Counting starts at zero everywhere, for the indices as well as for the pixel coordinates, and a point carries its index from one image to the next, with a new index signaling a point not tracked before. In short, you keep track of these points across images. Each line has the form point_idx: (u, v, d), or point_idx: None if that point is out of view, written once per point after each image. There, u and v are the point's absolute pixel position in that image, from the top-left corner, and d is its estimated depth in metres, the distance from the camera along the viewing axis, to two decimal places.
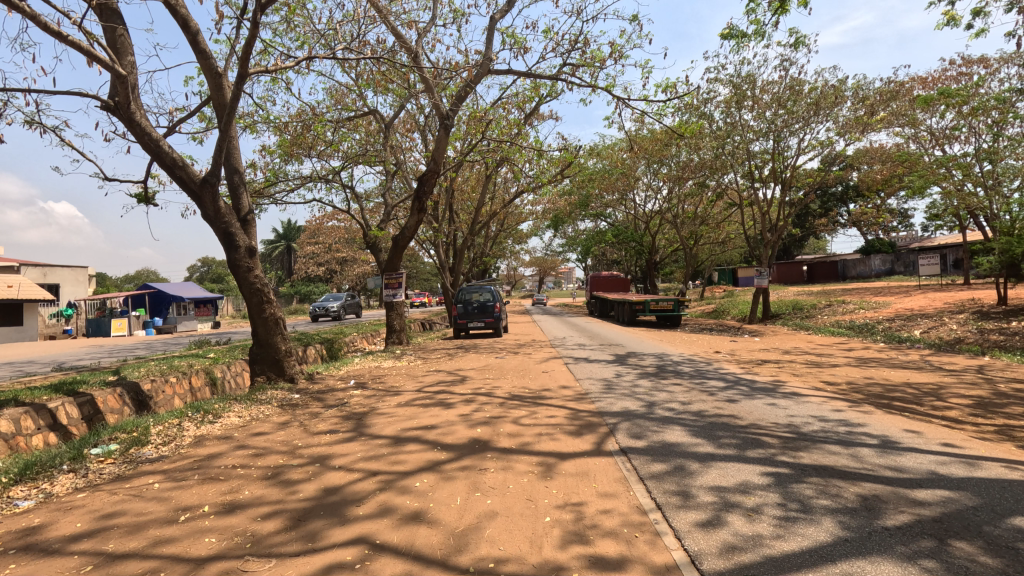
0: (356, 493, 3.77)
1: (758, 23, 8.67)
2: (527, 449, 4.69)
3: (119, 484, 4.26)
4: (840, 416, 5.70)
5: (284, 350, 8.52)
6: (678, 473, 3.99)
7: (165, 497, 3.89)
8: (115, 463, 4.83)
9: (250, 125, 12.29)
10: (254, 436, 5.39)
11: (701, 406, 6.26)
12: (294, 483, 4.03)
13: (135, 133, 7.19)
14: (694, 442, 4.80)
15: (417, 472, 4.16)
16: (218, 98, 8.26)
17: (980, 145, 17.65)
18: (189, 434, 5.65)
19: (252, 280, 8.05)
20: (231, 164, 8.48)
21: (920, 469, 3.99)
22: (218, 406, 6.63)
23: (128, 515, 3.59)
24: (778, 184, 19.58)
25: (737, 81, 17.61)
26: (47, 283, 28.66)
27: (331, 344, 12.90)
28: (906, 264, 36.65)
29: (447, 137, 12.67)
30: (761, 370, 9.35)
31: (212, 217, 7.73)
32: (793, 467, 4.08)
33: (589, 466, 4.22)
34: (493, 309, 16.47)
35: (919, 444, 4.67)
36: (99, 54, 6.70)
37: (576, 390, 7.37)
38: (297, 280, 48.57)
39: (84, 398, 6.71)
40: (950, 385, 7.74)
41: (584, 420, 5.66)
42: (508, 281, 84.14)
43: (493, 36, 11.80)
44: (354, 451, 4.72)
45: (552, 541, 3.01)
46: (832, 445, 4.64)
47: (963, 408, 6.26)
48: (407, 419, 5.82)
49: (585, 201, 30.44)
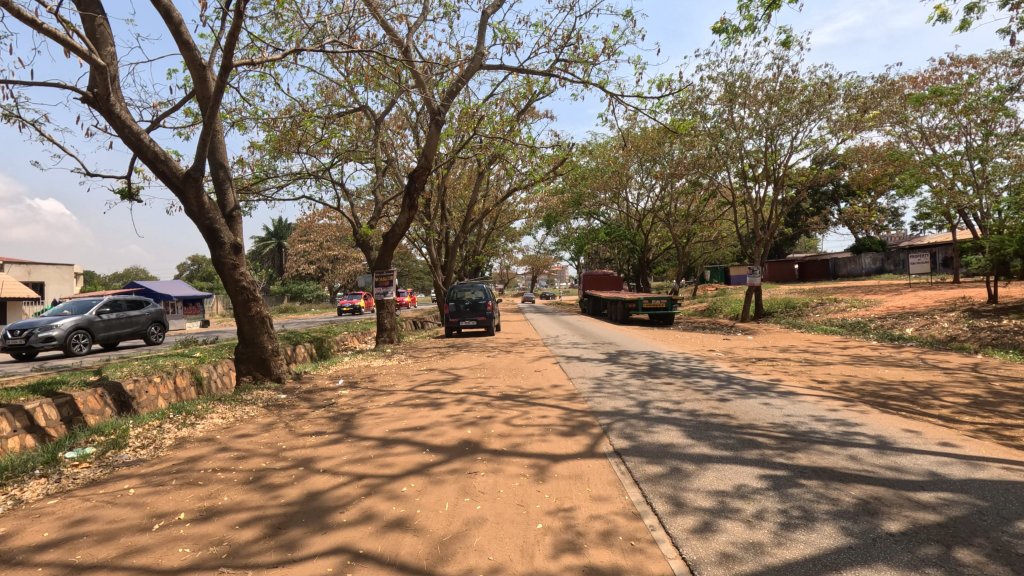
0: (340, 499, 3.61)
1: (751, 18, 8.59)
2: (518, 450, 4.55)
3: (92, 490, 4.07)
4: (836, 416, 5.61)
5: (271, 350, 8.32)
6: (674, 475, 3.87)
7: (140, 503, 3.72)
8: (91, 467, 4.64)
9: (239, 121, 12.11)
10: (237, 438, 5.21)
11: (695, 406, 6.16)
12: (276, 487, 3.87)
13: (115, 125, 6.98)
14: (689, 442, 4.69)
15: (405, 475, 4.02)
16: (202, 92, 8.05)
17: (971, 144, 17.73)
18: (170, 436, 5.47)
19: (237, 277, 7.83)
20: (216, 158, 8.25)
21: (921, 470, 3.91)
22: (202, 408, 6.44)
23: (99, 523, 3.41)
24: (771, 183, 19.59)
25: (729, 80, 17.59)
26: (32, 282, 28.11)
27: (321, 343, 12.71)
28: (895, 263, 37.07)
29: (438, 134, 12.50)
30: (754, 368, 9.29)
31: (195, 213, 7.53)
32: (792, 469, 3.97)
33: (582, 468, 4.10)
34: (485, 308, 16.32)
35: (919, 445, 4.58)
36: (77, 44, 6.48)
37: (568, 390, 7.25)
38: (288, 279, 48.16)
39: (63, 399, 6.50)
40: (944, 384, 7.70)
41: (577, 420, 5.54)
42: (500, 280, 84.09)
43: (486, 32, 11.67)
44: (340, 454, 4.55)
45: (544, 550, 2.88)
46: (829, 446, 4.55)
47: (960, 408, 6.20)
48: (396, 420, 5.67)
49: (578, 200, 30.36)
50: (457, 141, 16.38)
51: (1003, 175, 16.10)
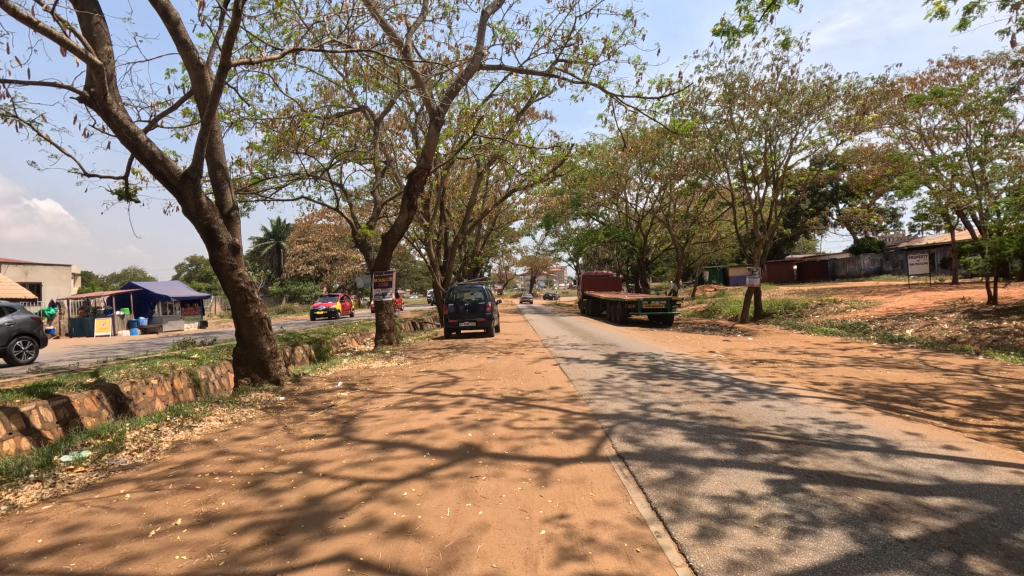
0: (340, 504, 3.56)
1: (750, 19, 8.56)
2: (520, 454, 4.50)
3: (88, 494, 4.01)
4: (840, 419, 5.57)
5: (269, 351, 8.26)
6: (679, 480, 3.82)
7: (136, 508, 3.65)
8: (86, 471, 4.58)
9: (237, 122, 12.06)
10: (235, 442, 5.15)
11: (697, 408, 6.11)
12: (275, 492, 3.81)
13: (112, 125, 6.91)
14: (693, 446, 4.64)
15: (406, 480, 3.96)
16: (200, 91, 7.98)
17: (970, 144, 17.72)
18: (167, 439, 5.40)
19: (235, 278, 7.78)
20: (214, 159, 8.18)
21: (928, 474, 3.86)
22: (200, 410, 6.38)
23: (95, 529, 3.35)
24: (770, 184, 19.57)
25: (729, 80, 17.58)
26: (30, 282, 27.99)
27: (320, 344, 12.65)
28: (894, 264, 37.16)
29: (438, 135, 12.43)
30: (755, 369, 9.25)
31: (193, 214, 7.48)
32: (798, 473, 3.92)
33: (586, 472, 4.05)
34: (484, 309, 16.26)
35: (924, 448, 4.54)
36: (73, 43, 6.42)
37: (569, 392, 7.20)
38: (287, 280, 48.06)
39: (60, 401, 6.44)
40: (946, 385, 7.66)
41: (578, 423, 5.49)
42: (499, 281, 84.03)
43: (486, 32, 11.62)
44: (339, 458, 4.49)
45: (548, 558, 2.83)
46: (834, 449, 4.50)
47: (963, 410, 6.17)
48: (396, 422, 5.61)
49: (577, 200, 30.32)
50: (456, 142, 16.34)
51: (1002, 176, 16.11)
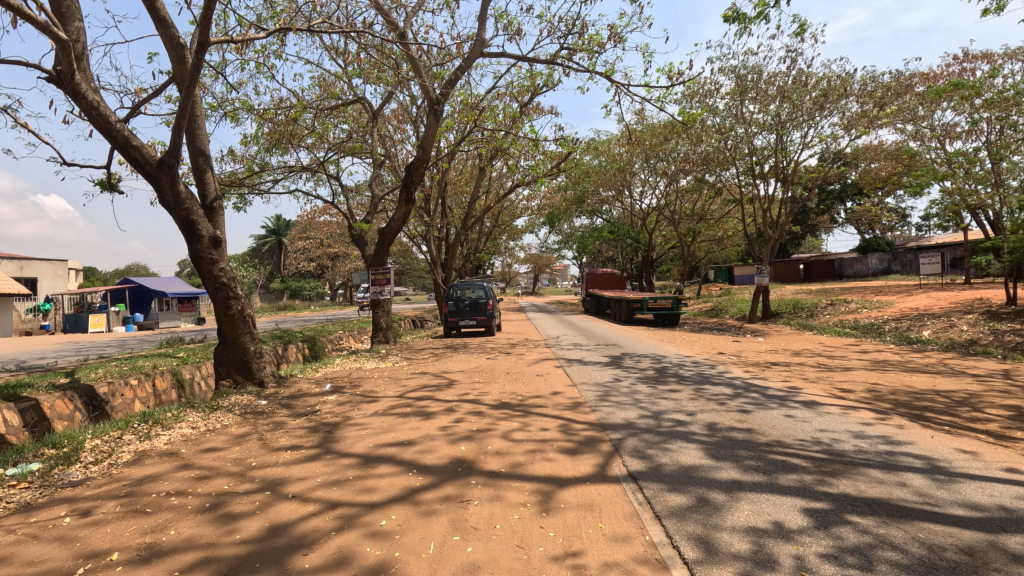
0: (306, 535, 3.03)
1: (762, 6, 7.94)
2: (519, 473, 3.96)
3: (22, 518, 3.50)
4: (876, 432, 5.01)
5: (253, 352, 7.74)
6: (703, 509, 3.27)
7: (71, 537, 3.15)
8: (30, 488, 4.06)
9: (231, 113, 11.62)
10: (203, 454, 4.63)
11: (713, 418, 5.55)
12: (234, 519, 3.28)
13: (82, 107, 6.40)
14: (715, 465, 4.09)
15: (386, 505, 3.43)
16: (179, 73, 7.48)
17: (990, 139, 16.98)
18: (129, 449, 4.90)
19: (215, 273, 7.24)
20: (195, 145, 7.65)
21: (993, 506, 3.32)
22: (172, 416, 5.86)
23: (14, 565, 2.84)
24: (780, 180, 18.94)
25: (740, 72, 16.96)
26: (24, 277, 27.41)
27: (314, 343, 12.12)
28: (903, 264, 36.62)
29: (437, 124, 11.76)
30: (771, 374, 8.67)
31: (170, 203, 6.93)
32: (839, 501, 3.38)
33: (593, 497, 3.51)
34: (485, 307, 15.69)
35: (979, 470, 3.97)
36: (37, 17, 5.92)
37: (572, 398, 6.65)
38: (288, 277, 47.66)
39: (27, 404, 5.92)
40: (982, 393, 7.08)
41: (582, 435, 4.94)
42: (502, 279, 83.54)
43: (486, 19, 11.12)
44: (314, 475, 3.96)
45: None
46: (877, 471, 3.93)
47: (1007, 422, 5.60)
48: (381, 433, 5.06)
49: (581, 198, 29.74)
50: (457, 134, 15.88)
51: (1020, 172, 15.49)
